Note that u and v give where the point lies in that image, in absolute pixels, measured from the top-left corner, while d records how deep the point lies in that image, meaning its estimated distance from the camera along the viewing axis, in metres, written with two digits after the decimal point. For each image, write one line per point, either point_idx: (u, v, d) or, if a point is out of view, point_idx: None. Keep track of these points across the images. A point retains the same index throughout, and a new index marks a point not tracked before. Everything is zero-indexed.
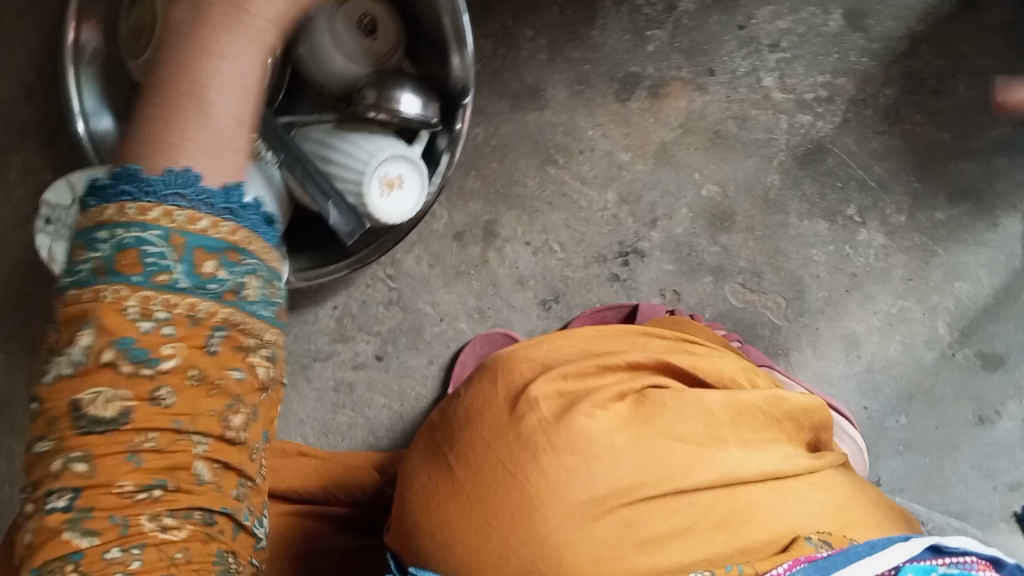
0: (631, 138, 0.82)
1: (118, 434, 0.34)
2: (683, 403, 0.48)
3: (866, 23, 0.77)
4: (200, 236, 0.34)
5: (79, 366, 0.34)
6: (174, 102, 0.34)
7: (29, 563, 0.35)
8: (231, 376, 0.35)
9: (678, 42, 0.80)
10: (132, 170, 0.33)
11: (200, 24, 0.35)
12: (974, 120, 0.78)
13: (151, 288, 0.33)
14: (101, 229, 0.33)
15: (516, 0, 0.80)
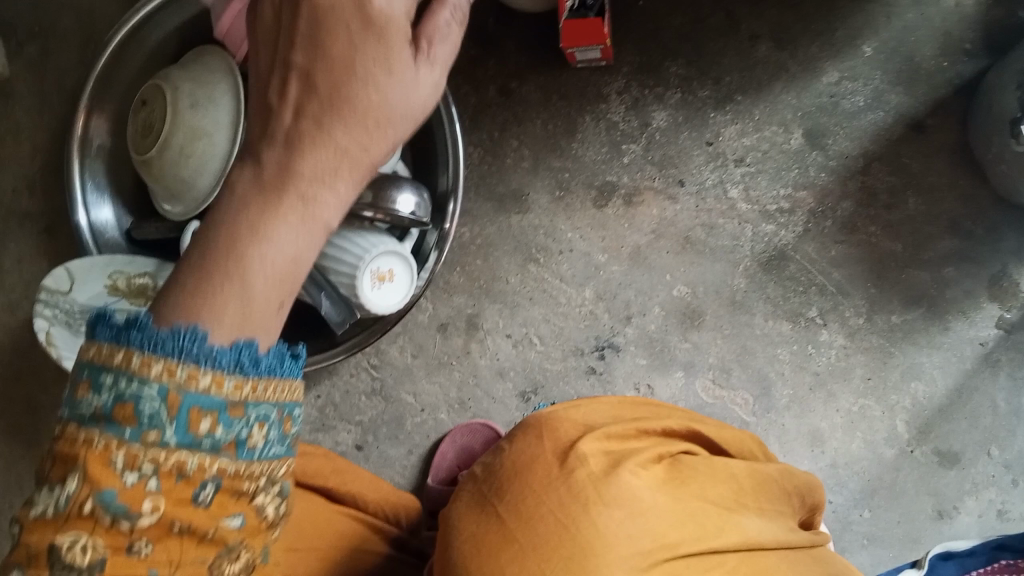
0: (607, 242, 0.88)
1: (105, 563, 0.34)
2: (701, 469, 0.57)
3: (824, 142, 0.84)
4: (197, 394, 0.35)
5: (60, 507, 0.34)
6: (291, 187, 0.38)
7: None
8: (224, 522, 0.36)
9: (651, 154, 0.86)
10: (142, 319, 0.35)
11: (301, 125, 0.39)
12: (924, 233, 0.83)
13: (144, 445, 0.34)
14: (104, 373, 0.34)
15: (502, 113, 0.88)
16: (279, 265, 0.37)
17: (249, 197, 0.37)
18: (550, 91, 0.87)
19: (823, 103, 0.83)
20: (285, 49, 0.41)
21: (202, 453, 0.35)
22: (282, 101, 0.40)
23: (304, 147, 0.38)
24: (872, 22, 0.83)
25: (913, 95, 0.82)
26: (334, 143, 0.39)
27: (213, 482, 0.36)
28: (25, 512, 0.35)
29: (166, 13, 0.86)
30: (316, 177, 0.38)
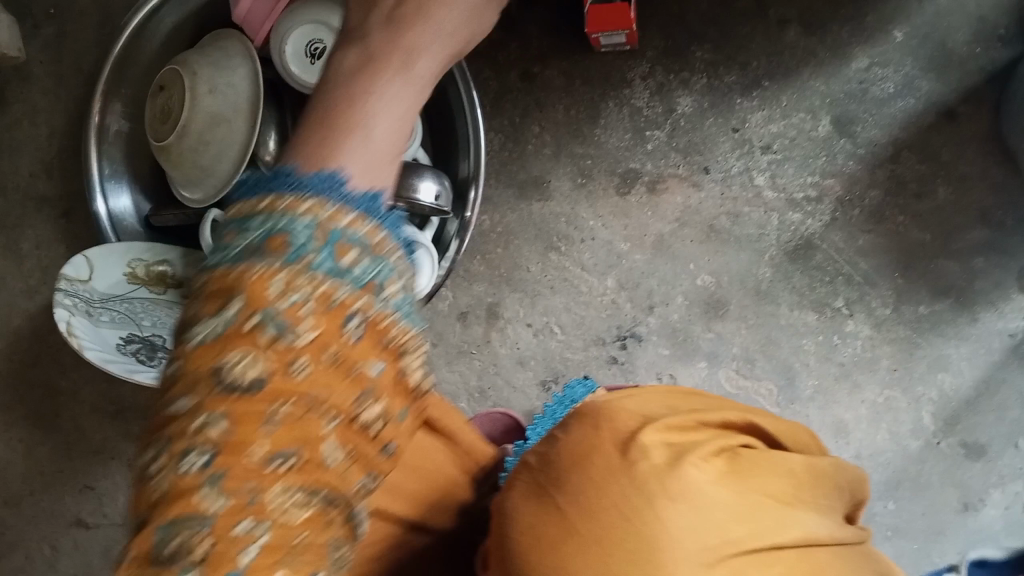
0: (630, 230, 0.87)
1: (263, 395, 0.28)
2: (754, 463, 0.53)
3: (852, 129, 0.82)
4: (344, 228, 0.30)
5: (219, 328, 0.29)
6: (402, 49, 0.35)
7: (151, 524, 0.28)
8: (372, 367, 0.30)
9: (676, 141, 0.85)
10: (286, 168, 0.32)
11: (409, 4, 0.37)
12: (953, 223, 0.82)
13: (298, 267, 0.29)
14: (252, 211, 0.31)
15: (524, 98, 0.87)
16: (396, 123, 0.34)
17: (362, 60, 0.35)
18: (573, 76, 0.86)
19: (852, 89, 0.82)
20: None
21: (362, 276, 0.30)
22: None
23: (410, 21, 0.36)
24: (903, 6, 0.81)
25: (945, 82, 0.81)
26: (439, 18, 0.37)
27: (372, 314, 0.30)
28: (175, 352, 0.30)
29: None
30: (424, 48, 0.36)
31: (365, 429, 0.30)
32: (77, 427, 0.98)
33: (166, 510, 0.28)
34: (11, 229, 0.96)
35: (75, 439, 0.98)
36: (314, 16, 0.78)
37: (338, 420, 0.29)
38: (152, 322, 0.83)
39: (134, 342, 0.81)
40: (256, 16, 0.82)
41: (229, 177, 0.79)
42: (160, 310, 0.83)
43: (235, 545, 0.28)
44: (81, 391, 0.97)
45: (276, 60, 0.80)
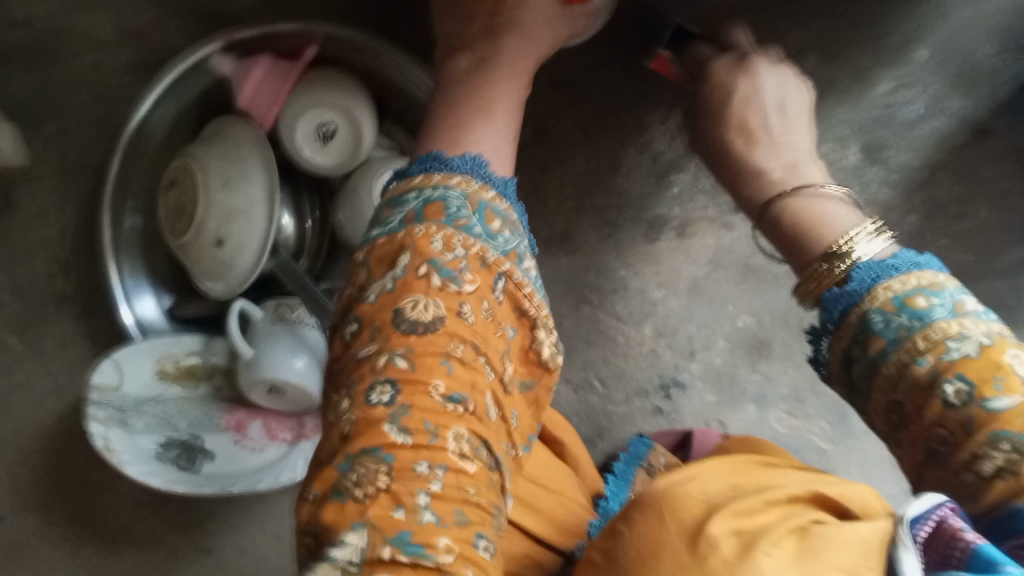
0: (663, 278, 0.85)
1: (432, 336, 0.45)
2: (851, 538, 0.41)
3: (883, 156, 0.79)
4: (487, 201, 0.51)
5: (398, 279, 0.47)
6: (502, 71, 0.60)
7: (344, 450, 0.43)
8: (506, 330, 0.49)
9: (701, 183, 0.83)
10: (435, 156, 0.53)
11: (502, 38, 0.61)
12: (997, 242, 0.80)
13: (454, 228, 0.48)
14: (408, 193, 0.51)
15: (540, 152, 0.83)
16: (509, 111, 0.59)
17: (478, 79, 0.59)
18: (589, 126, 0.82)
19: (879, 115, 0.79)
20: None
21: (494, 250, 0.49)
22: (478, 23, 0.63)
23: (503, 42, 0.61)
24: (928, 23, 0.76)
25: (975, 98, 0.78)
26: (527, 38, 0.62)
27: (504, 280, 0.49)
28: (360, 304, 0.48)
29: (183, 88, 0.82)
30: (517, 49, 0.62)
31: (503, 377, 0.47)
32: (122, 521, 0.95)
33: (370, 427, 0.43)
34: (31, 330, 0.94)
35: (122, 533, 0.95)
36: (320, 99, 0.79)
37: (493, 372, 0.46)
38: (187, 423, 0.81)
39: (173, 447, 0.79)
40: (261, 101, 0.80)
41: (251, 271, 0.77)
42: (193, 408, 0.83)
43: (411, 476, 0.41)
44: (120, 485, 0.94)
45: (286, 145, 0.80)
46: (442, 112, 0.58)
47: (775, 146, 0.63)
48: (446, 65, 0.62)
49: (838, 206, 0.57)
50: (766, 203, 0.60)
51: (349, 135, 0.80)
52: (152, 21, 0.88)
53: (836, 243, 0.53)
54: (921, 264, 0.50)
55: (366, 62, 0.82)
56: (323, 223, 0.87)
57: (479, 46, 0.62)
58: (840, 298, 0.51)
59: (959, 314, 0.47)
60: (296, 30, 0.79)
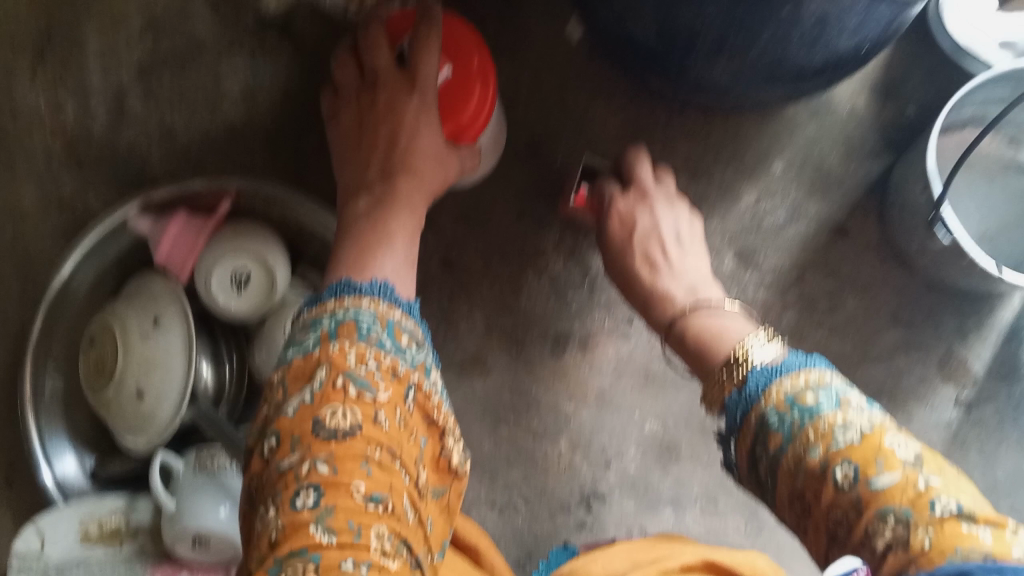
0: (571, 391, 0.89)
1: (352, 441, 0.48)
2: None
3: (756, 261, 0.87)
4: (395, 319, 0.56)
5: (316, 392, 0.50)
6: (399, 207, 0.67)
7: (272, 556, 0.45)
8: (418, 437, 0.53)
9: (596, 298, 0.89)
10: (344, 281, 0.58)
11: (395, 180, 0.69)
12: (869, 329, 0.86)
13: (367, 344, 0.53)
14: (322, 317, 0.55)
15: (448, 284, 0.89)
16: (408, 240, 0.66)
17: (376, 212, 0.67)
18: (490, 256, 0.89)
19: (747, 224, 0.87)
20: (367, 147, 0.72)
21: (404, 363, 0.53)
22: (374, 166, 0.71)
23: (398, 181, 0.69)
24: (777, 142, 0.87)
25: (829, 202, 0.87)
26: (419, 176, 0.70)
27: (414, 390, 0.53)
28: (279, 419, 0.51)
29: (102, 249, 0.86)
30: (413, 185, 0.69)
31: (418, 481, 0.51)
32: None
33: (298, 531, 0.45)
34: None
35: None
36: (234, 247, 0.84)
37: (409, 475, 0.50)
38: None
39: None
40: (177, 256, 0.85)
41: (172, 418, 0.79)
42: (118, 568, 0.82)
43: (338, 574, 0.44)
44: None
45: (203, 295, 0.84)
46: (345, 246, 0.64)
47: (673, 272, 0.77)
48: (347, 207, 0.69)
49: (738, 324, 0.67)
50: (675, 324, 0.72)
51: (263, 279, 0.85)
52: (70, 191, 0.93)
53: (734, 353, 0.62)
54: (807, 363, 0.57)
55: (280, 211, 0.89)
56: (242, 367, 0.89)
57: (376, 189, 0.69)
58: (740, 400, 0.59)
59: (844, 406, 0.53)
60: (208, 187, 0.86)
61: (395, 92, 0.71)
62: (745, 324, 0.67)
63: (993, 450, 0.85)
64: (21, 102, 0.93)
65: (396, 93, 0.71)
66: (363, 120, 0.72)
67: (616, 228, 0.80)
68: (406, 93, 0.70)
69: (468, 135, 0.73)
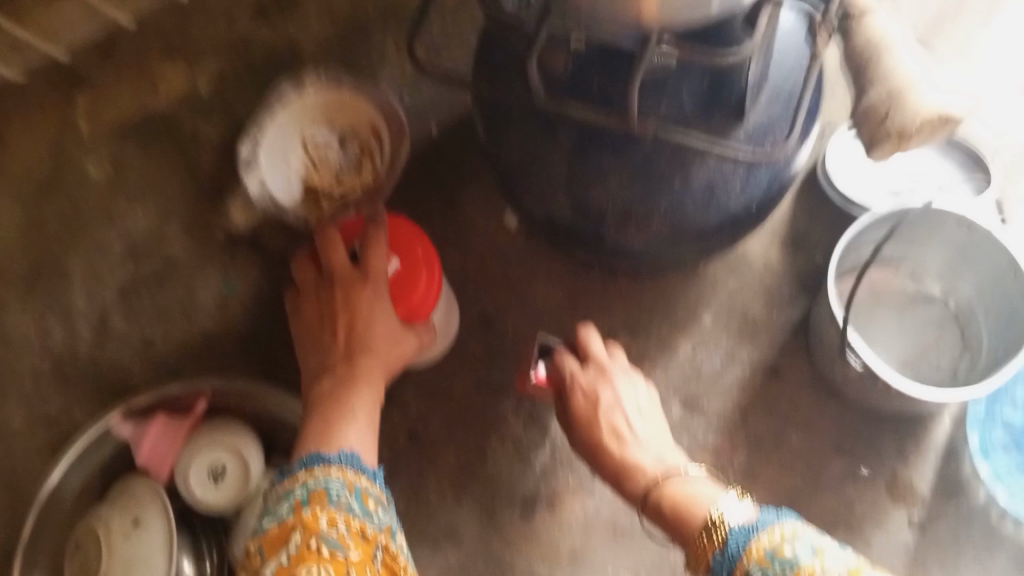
0: (544, 552, 0.92)
1: None
2: None
3: (701, 407, 0.93)
4: (362, 486, 0.62)
5: (291, 555, 0.56)
6: (360, 383, 0.74)
7: None
8: None
9: (558, 457, 0.94)
10: (315, 455, 0.63)
11: (357, 358, 0.76)
12: (816, 461, 0.91)
13: (337, 510, 0.59)
14: (294, 487, 0.61)
15: (416, 457, 0.96)
16: (369, 416, 0.73)
17: (339, 391, 0.74)
18: (454, 426, 0.96)
19: (688, 374, 0.94)
20: (331, 336, 0.78)
21: (371, 526, 0.60)
22: (337, 350, 0.77)
23: (360, 362, 0.76)
24: (704, 297, 0.96)
25: (760, 347, 0.95)
26: (378, 355, 0.77)
27: (381, 552, 0.59)
28: None
29: (89, 457, 0.92)
30: (373, 363, 0.76)
31: None
32: None
33: None
34: None
35: None
36: (210, 442, 0.90)
37: None
38: None
39: None
40: (158, 457, 0.91)
41: None
42: None
43: None
44: None
45: (181, 490, 0.89)
46: (312, 422, 0.71)
47: (639, 443, 0.80)
48: (313, 386, 0.76)
49: (710, 487, 0.72)
50: (648, 492, 0.75)
51: (237, 469, 0.90)
52: (59, 407, 1.04)
53: (709, 519, 0.66)
54: (781, 520, 0.62)
55: (253, 405, 0.95)
56: (223, 562, 0.92)
57: (339, 368, 0.76)
58: (724, 561, 0.62)
59: (818, 553, 0.57)
60: (184, 390, 0.93)
61: (351, 284, 0.77)
62: (715, 488, 0.72)
63: (953, 566, 0.87)
64: None
65: (351, 285, 0.77)
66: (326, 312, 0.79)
67: (582, 401, 0.84)
68: (361, 284, 0.77)
69: (420, 315, 0.81)
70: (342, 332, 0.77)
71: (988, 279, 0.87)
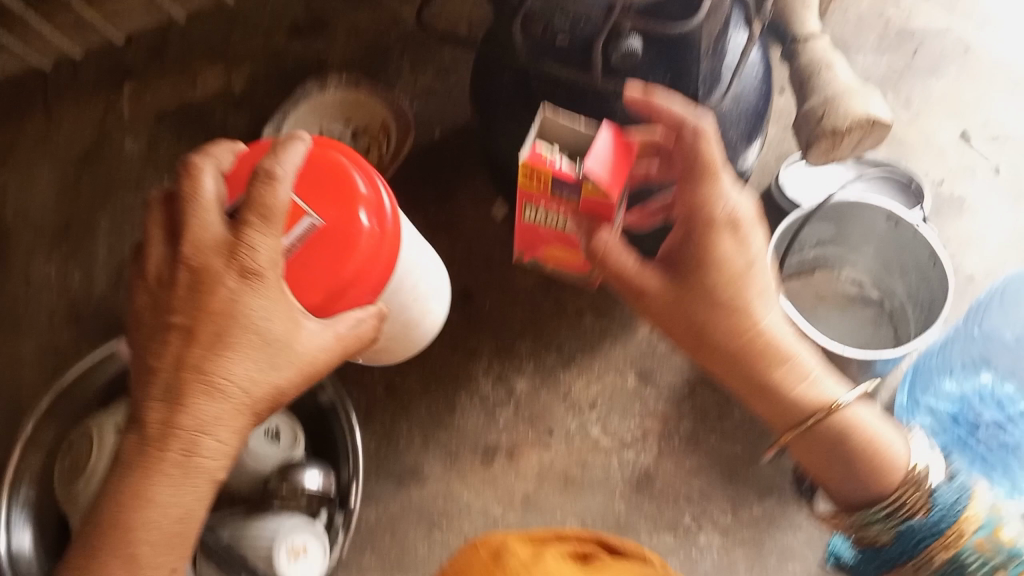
0: (500, 497, 1.00)
1: None
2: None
3: (654, 379, 1.03)
4: None
5: None
6: (175, 448, 0.65)
7: None
8: None
9: (521, 413, 1.03)
10: None
11: (175, 417, 0.65)
12: (754, 434, 1.00)
13: None
14: None
15: (391, 406, 1.04)
16: (171, 483, 0.66)
17: (145, 454, 0.65)
18: (428, 381, 1.05)
19: (644, 350, 1.04)
20: (167, 352, 0.65)
21: None
22: (158, 423, 0.65)
23: (182, 413, 0.65)
24: None
25: None
26: (221, 401, 0.65)
27: None
28: None
29: (94, 372, 0.99)
30: (220, 448, 0.67)
31: None
32: None
33: None
34: None
35: None
36: None
37: None
38: None
39: None
40: None
41: None
42: None
43: None
44: None
45: None
46: (104, 516, 0.65)
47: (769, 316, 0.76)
48: (127, 432, 0.67)
49: (894, 435, 0.78)
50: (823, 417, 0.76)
51: None
52: (67, 342, 1.13)
53: (910, 476, 0.76)
54: None
55: None
56: None
57: (149, 433, 0.65)
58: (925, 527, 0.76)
59: None
60: None
61: (210, 274, 0.64)
62: (892, 430, 0.79)
63: None
64: (36, 274, 1.17)
65: (206, 252, 0.65)
66: (174, 346, 0.65)
67: (743, 261, 0.74)
68: (227, 277, 0.64)
69: (351, 289, 0.69)
70: (182, 348, 0.65)
71: (913, 274, 0.97)
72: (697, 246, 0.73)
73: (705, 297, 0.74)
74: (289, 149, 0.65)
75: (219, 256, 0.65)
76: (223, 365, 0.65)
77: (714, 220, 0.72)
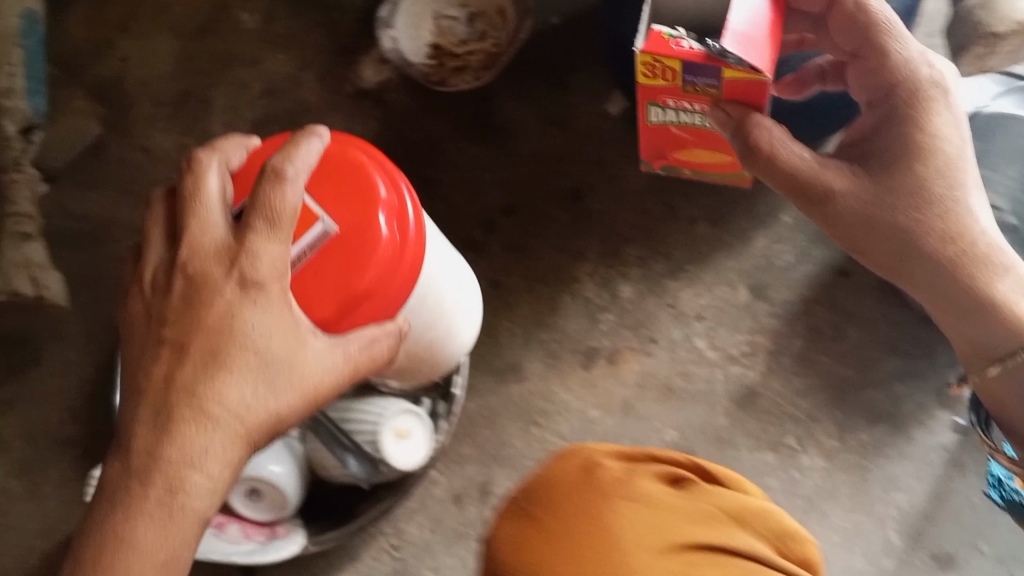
0: (599, 400, 0.99)
1: None
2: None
3: (767, 294, 0.99)
4: None
5: None
6: (168, 471, 0.56)
7: None
8: None
9: (625, 319, 1.01)
10: None
11: (161, 448, 0.56)
12: (869, 359, 0.96)
13: None
14: None
15: (494, 300, 1.03)
16: (155, 525, 0.56)
17: (131, 494, 0.56)
18: (532, 279, 1.03)
19: (760, 264, 1.00)
20: (158, 363, 0.57)
21: None
22: (140, 447, 0.56)
23: (172, 439, 0.56)
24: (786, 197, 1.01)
25: (832, 248, 0.99)
26: (210, 424, 0.56)
27: None
28: None
29: None
30: (211, 474, 0.57)
31: None
32: None
33: None
34: (38, 469, 1.07)
35: None
36: None
37: None
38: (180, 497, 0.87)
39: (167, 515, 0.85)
40: None
41: None
42: None
43: None
44: None
45: None
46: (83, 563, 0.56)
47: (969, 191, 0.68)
48: (109, 465, 0.58)
49: None
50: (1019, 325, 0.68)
51: None
52: None
53: None
54: None
55: None
56: None
57: (132, 463, 0.56)
58: None
59: None
60: None
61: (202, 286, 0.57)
62: None
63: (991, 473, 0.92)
64: (156, 144, 1.19)
65: (205, 246, 0.57)
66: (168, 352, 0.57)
67: (955, 139, 0.67)
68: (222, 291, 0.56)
69: (357, 311, 0.62)
70: (177, 363, 0.56)
71: None
72: (896, 128, 0.67)
73: (906, 189, 0.66)
74: (304, 143, 0.56)
75: (221, 245, 0.57)
76: (220, 392, 0.56)
77: (918, 90, 0.67)
